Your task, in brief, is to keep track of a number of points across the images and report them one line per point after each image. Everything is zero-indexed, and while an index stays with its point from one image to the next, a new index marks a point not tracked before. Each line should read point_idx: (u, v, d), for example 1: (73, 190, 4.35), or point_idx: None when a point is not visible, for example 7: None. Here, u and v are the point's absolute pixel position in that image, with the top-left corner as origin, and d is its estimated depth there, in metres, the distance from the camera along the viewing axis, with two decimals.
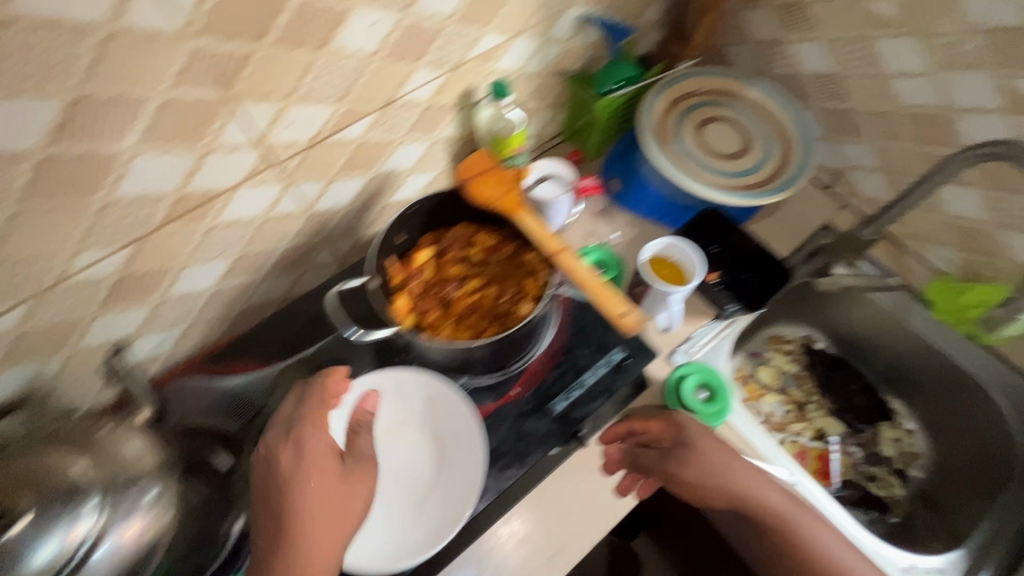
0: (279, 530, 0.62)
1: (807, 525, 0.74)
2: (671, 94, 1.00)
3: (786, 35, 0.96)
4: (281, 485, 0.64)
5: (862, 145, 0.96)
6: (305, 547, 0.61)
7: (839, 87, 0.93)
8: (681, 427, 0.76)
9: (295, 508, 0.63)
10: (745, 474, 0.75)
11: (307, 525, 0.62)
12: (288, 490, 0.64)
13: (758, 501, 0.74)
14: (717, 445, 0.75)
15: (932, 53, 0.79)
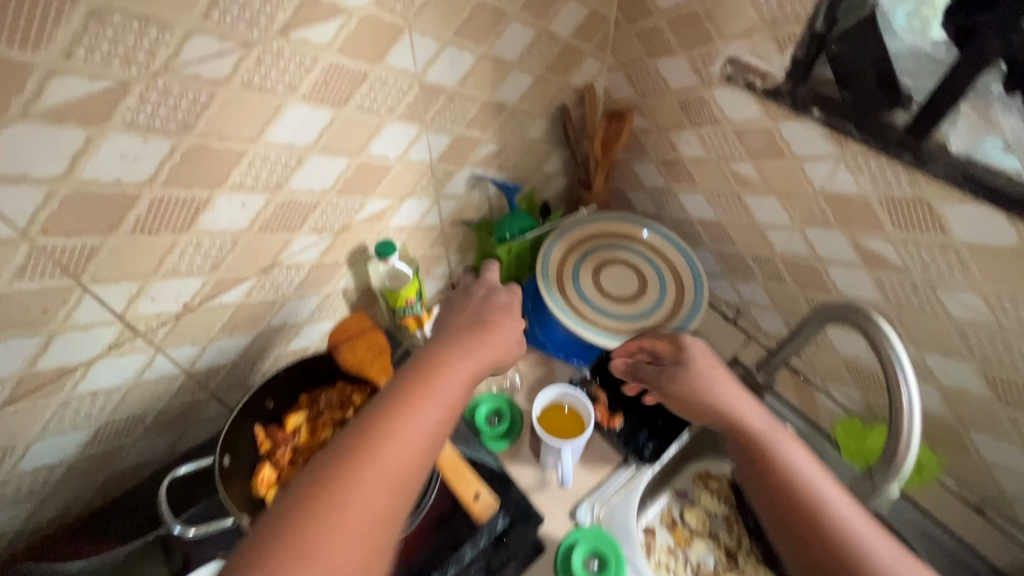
0: (398, 413, 0.57)
1: (777, 438, 0.71)
2: (570, 238, 1.05)
3: (673, 185, 1.03)
4: (412, 378, 0.62)
5: (755, 285, 1.00)
6: (429, 415, 0.58)
7: (726, 234, 0.99)
8: (702, 364, 0.81)
9: (434, 393, 0.60)
10: (712, 381, 0.79)
11: (434, 404, 0.59)
12: (414, 384, 0.61)
13: (759, 421, 0.74)
14: (739, 392, 0.78)
15: (792, 210, 0.84)
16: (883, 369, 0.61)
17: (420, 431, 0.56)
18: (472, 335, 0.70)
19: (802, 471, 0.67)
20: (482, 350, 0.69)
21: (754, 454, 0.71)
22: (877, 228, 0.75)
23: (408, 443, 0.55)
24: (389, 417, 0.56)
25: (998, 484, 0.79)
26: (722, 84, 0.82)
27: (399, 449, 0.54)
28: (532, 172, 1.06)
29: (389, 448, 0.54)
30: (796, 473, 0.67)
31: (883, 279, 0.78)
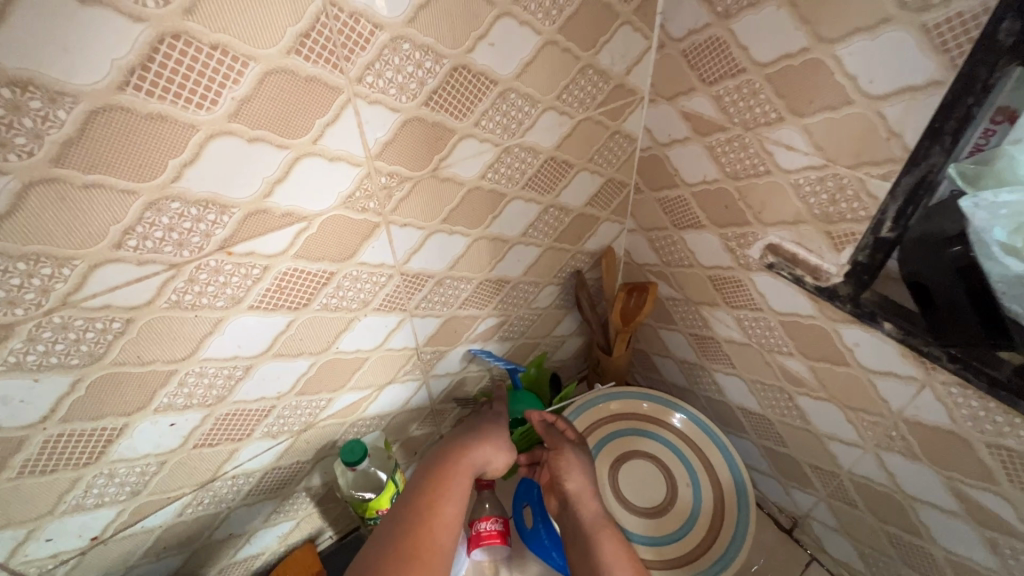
0: (426, 496, 0.63)
1: (606, 552, 0.67)
2: (586, 420, 0.87)
3: (706, 362, 0.88)
4: (434, 462, 0.68)
5: (814, 496, 0.80)
6: (452, 500, 0.64)
7: (774, 430, 0.81)
8: (574, 461, 0.77)
9: (456, 472, 0.67)
10: (575, 480, 0.75)
11: (457, 486, 0.66)
12: (439, 466, 0.67)
13: (601, 532, 0.69)
14: (579, 464, 0.77)
15: (860, 426, 0.67)
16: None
17: (446, 514, 0.62)
18: (460, 443, 0.71)
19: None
20: (497, 441, 0.73)
21: (581, 560, 0.68)
22: (986, 479, 0.56)
23: (443, 524, 0.61)
24: (419, 501, 0.62)
25: None
26: (761, 270, 0.69)
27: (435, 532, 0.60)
28: (541, 337, 0.93)
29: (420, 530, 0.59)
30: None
31: (1000, 543, 0.57)
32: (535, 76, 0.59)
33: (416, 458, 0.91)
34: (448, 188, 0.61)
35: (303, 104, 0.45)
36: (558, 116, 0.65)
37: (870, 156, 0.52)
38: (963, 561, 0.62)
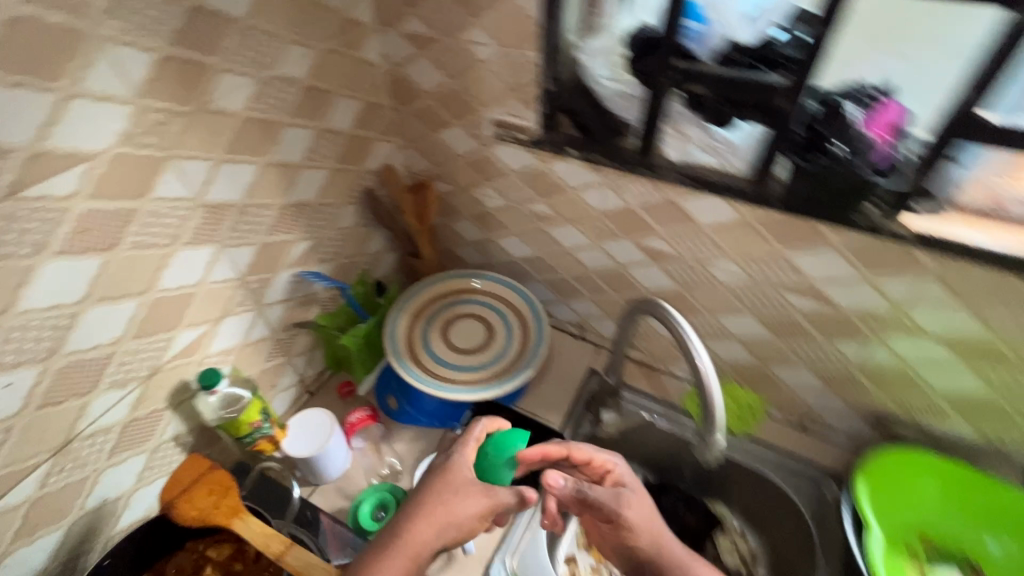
0: (389, 545, 0.69)
1: (680, 554, 0.74)
2: (411, 309, 1.07)
3: (491, 234, 1.12)
4: (418, 512, 0.71)
5: (584, 300, 1.11)
6: (424, 536, 0.70)
7: (546, 264, 1.10)
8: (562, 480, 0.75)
9: (440, 512, 0.71)
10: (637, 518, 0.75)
11: (438, 522, 0.71)
12: (422, 513, 0.71)
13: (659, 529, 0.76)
14: (640, 504, 0.77)
15: (587, 231, 0.97)
16: (682, 348, 0.70)
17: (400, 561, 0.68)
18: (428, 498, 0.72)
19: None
20: (460, 510, 0.72)
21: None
22: (650, 230, 0.89)
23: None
24: (387, 545, 0.69)
25: (803, 401, 0.97)
26: (496, 142, 0.94)
27: None
28: (357, 256, 1.08)
29: (392, 565, 0.68)
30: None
31: (670, 267, 0.93)
32: (269, 14, 0.72)
33: (278, 391, 1.00)
34: (220, 123, 0.71)
35: (52, 49, 0.52)
36: (303, 49, 0.79)
37: (523, 36, 0.78)
38: (661, 293, 0.98)
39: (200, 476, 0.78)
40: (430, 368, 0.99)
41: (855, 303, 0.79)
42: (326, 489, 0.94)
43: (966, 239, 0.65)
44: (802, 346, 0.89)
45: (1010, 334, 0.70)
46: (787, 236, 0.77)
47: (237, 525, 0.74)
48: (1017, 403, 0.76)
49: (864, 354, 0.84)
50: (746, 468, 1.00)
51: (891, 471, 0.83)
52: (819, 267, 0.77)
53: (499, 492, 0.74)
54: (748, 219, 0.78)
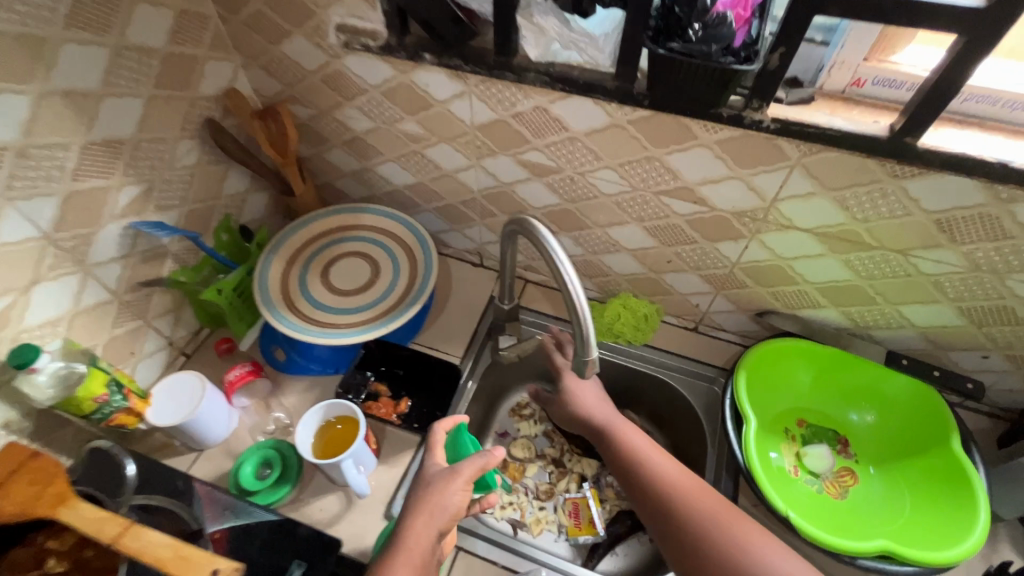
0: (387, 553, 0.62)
1: (637, 445, 0.82)
2: (285, 253, 0.97)
3: (367, 163, 1.02)
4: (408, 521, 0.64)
5: (477, 226, 1.05)
6: (423, 534, 0.63)
7: (431, 191, 1.02)
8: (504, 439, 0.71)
9: (430, 507, 0.65)
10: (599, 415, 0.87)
11: (436, 517, 0.64)
12: (409, 517, 0.64)
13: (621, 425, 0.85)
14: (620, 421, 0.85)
15: (463, 149, 0.89)
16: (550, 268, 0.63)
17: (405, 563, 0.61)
18: (416, 500, 0.66)
19: (671, 481, 0.75)
20: (451, 496, 0.66)
21: (668, 523, 0.73)
22: (526, 142, 0.83)
23: None
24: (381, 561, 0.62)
25: (695, 306, 0.99)
26: (345, 52, 0.82)
27: None
28: (214, 199, 0.95)
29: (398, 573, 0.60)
30: (649, 473, 0.77)
31: (552, 182, 0.87)
32: None
33: (142, 357, 0.90)
34: None
35: None
36: None
37: None
38: (549, 210, 0.93)
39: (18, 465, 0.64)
40: (308, 315, 0.91)
41: (729, 202, 0.77)
42: (211, 452, 0.88)
43: (823, 122, 0.63)
44: (686, 252, 0.88)
45: (869, 218, 0.70)
46: (657, 136, 0.73)
47: (61, 511, 0.60)
48: (878, 285, 0.79)
49: (743, 254, 0.84)
50: (644, 376, 1.03)
51: (767, 361, 0.87)
52: (692, 167, 0.74)
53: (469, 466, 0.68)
54: (618, 121, 0.73)
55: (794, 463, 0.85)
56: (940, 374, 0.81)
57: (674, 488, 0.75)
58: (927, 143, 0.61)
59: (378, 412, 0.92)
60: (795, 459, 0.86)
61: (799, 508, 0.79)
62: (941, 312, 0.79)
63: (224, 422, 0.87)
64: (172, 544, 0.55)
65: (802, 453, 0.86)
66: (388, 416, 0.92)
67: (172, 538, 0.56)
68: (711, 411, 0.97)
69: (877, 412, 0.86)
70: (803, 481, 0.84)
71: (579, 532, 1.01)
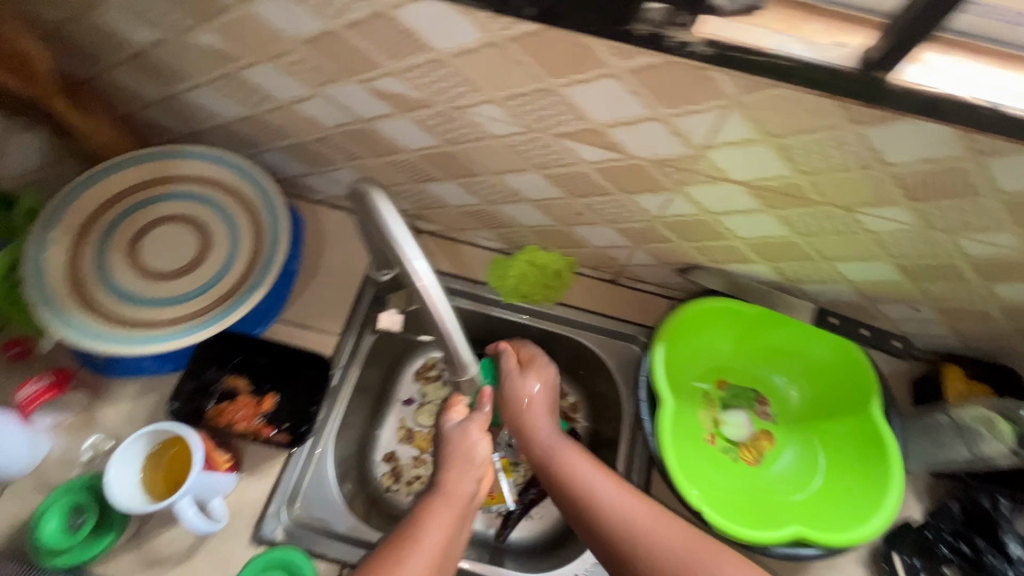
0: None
1: (583, 473, 0.69)
2: (72, 225, 0.72)
3: (172, 88, 0.73)
4: (393, 555, 0.58)
5: (344, 169, 0.82)
6: (460, 483, 0.67)
7: (271, 125, 0.76)
8: (482, 443, 0.70)
9: (418, 541, 0.60)
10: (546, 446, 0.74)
11: (419, 554, 0.59)
12: (393, 553, 0.59)
13: (565, 451, 0.73)
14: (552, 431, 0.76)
15: (293, 72, 0.64)
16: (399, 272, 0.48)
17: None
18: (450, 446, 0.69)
19: (622, 514, 0.65)
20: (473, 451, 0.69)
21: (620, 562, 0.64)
22: (376, 65, 0.59)
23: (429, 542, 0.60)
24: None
25: (613, 258, 0.84)
26: None
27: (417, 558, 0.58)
28: None
29: (432, 529, 0.61)
30: (596, 508, 0.66)
31: (423, 119, 0.65)
32: None
33: None
34: None
35: None
36: None
37: None
38: (425, 153, 0.72)
39: None
40: (111, 314, 0.69)
41: (648, 148, 0.59)
42: (17, 489, 0.69)
43: (773, 45, 0.44)
44: (599, 204, 0.71)
45: (816, 171, 0.55)
46: (551, 61, 0.51)
47: None
48: (815, 242, 0.67)
49: (665, 207, 0.68)
50: (557, 336, 0.91)
51: (687, 326, 0.78)
52: (600, 103, 0.55)
53: (457, 486, 0.66)
54: (495, 39, 0.51)
55: (712, 431, 0.79)
56: (866, 332, 0.72)
57: (622, 522, 0.64)
58: (905, 78, 0.44)
59: (238, 418, 0.76)
60: (714, 427, 0.80)
61: (713, 481, 0.73)
62: (878, 268, 0.68)
63: (14, 459, 0.67)
64: None
65: (720, 420, 0.80)
66: (251, 421, 0.76)
67: None
68: (628, 373, 0.88)
69: (801, 376, 0.80)
70: (721, 451, 0.78)
71: (491, 502, 0.92)
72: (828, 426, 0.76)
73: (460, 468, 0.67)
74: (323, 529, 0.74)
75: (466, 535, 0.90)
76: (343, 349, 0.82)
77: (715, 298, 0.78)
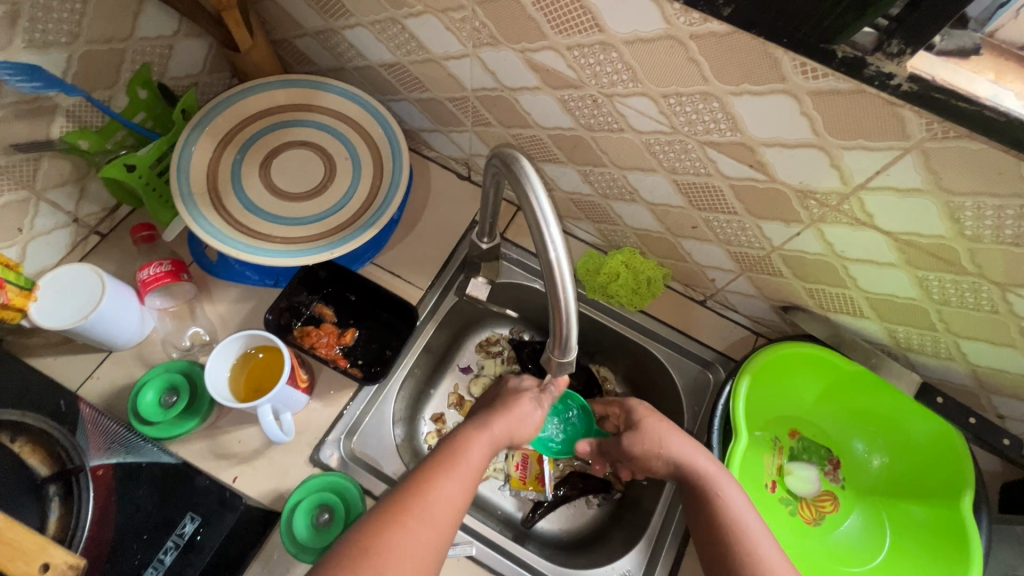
0: (416, 498, 0.55)
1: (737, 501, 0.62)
2: (218, 130, 0.77)
3: (333, 22, 0.77)
4: (430, 471, 0.58)
5: (467, 133, 0.83)
6: (498, 432, 0.65)
7: (413, 77, 0.78)
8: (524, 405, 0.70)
9: (459, 467, 0.60)
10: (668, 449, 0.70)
11: (457, 478, 0.58)
12: (431, 473, 0.58)
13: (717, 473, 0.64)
14: (692, 444, 0.68)
15: (455, 28, 0.65)
16: (536, 244, 0.48)
17: (437, 514, 0.55)
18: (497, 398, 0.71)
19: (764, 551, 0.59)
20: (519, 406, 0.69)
21: None
22: (542, 37, 0.59)
23: (457, 486, 0.58)
24: (409, 508, 0.54)
25: (710, 280, 0.82)
26: None
27: (442, 502, 0.56)
28: (124, 41, 0.71)
29: (463, 471, 0.59)
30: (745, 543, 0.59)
31: (567, 99, 0.65)
32: None
33: (39, 237, 0.74)
34: None
35: None
36: None
37: None
38: (557, 132, 0.71)
39: None
40: (236, 219, 0.74)
41: (798, 176, 0.56)
42: (120, 356, 0.76)
43: (986, 95, 0.41)
44: (718, 222, 0.69)
45: (981, 239, 0.51)
46: (729, 65, 0.50)
47: None
48: (946, 314, 0.62)
49: (791, 240, 0.65)
50: (630, 344, 0.89)
51: (779, 365, 0.75)
52: (762, 118, 0.53)
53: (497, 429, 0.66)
54: (677, 33, 0.50)
55: (775, 478, 0.76)
56: (974, 421, 0.67)
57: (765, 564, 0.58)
58: None
59: (320, 342, 0.79)
60: (777, 474, 0.77)
61: None
62: (1009, 358, 0.62)
63: (127, 329, 0.73)
64: None
65: (786, 470, 0.77)
66: (330, 348, 0.80)
67: None
68: (696, 398, 0.85)
69: (887, 452, 0.76)
70: (780, 500, 0.75)
71: (522, 486, 0.92)
72: (903, 507, 0.73)
73: (508, 415, 0.68)
74: (372, 468, 0.76)
75: (494, 511, 0.91)
76: (426, 304, 0.85)
77: (790, 342, 0.74)
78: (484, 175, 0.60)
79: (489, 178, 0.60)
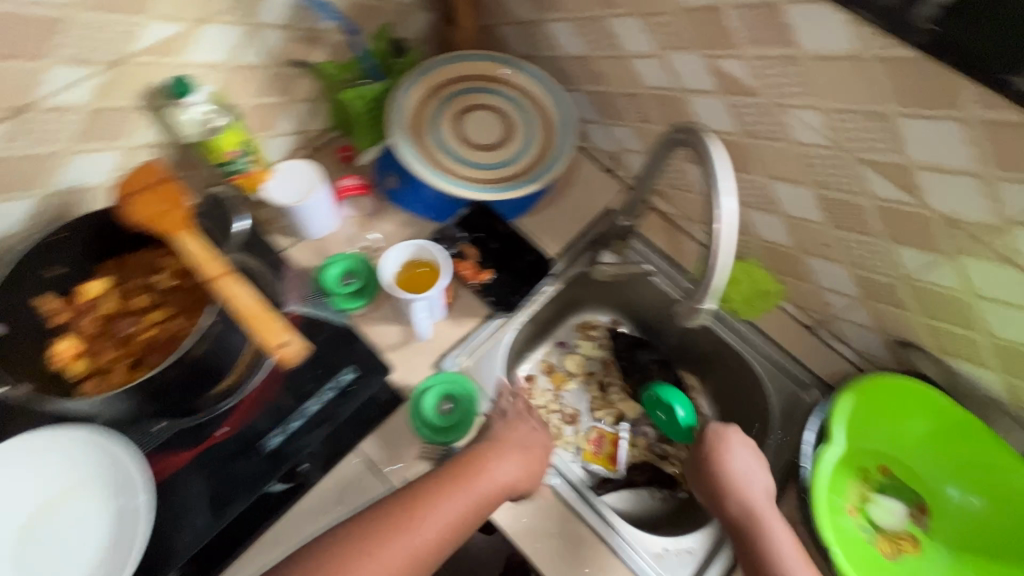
0: (405, 516, 0.65)
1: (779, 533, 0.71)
2: (429, 81, 0.94)
3: (541, 15, 0.91)
4: (427, 492, 0.67)
5: (626, 128, 0.94)
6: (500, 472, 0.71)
7: (595, 71, 0.91)
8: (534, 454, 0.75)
9: (453, 491, 0.67)
10: (741, 474, 0.75)
11: (442, 509, 0.66)
12: (428, 495, 0.67)
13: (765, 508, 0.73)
14: (745, 463, 0.76)
15: (654, 31, 0.76)
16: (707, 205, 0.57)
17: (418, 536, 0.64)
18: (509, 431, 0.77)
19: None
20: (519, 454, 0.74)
21: None
22: (732, 47, 0.69)
23: (437, 517, 0.65)
24: (387, 529, 0.64)
25: (827, 304, 0.85)
26: None
27: (422, 527, 0.64)
28: (381, 0, 0.90)
29: (457, 500, 0.67)
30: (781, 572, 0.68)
31: (738, 105, 0.74)
32: None
33: (275, 136, 0.92)
34: None
35: None
36: None
37: None
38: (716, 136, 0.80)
39: (156, 181, 0.67)
40: (428, 152, 0.89)
41: (948, 203, 0.61)
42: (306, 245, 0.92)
43: None
44: (853, 243, 0.74)
45: None
46: (908, 89, 0.57)
47: (180, 240, 0.67)
48: None
49: (925, 270, 0.69)
50: (729, 350, 0.94)
51: (883, 395, 0.77)
52: (927, 143, 0.59)
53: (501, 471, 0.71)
54: (864, 55, 0.58)
55: (856, 505, 0.78)
56: None
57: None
58: None
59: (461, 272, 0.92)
60: (860, 502, 0.78)
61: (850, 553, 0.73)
62: None
63: (319, 222, 0.89)
64: (256, 302, 0.67)
65: (870, 499, 0.78)
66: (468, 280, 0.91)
67: (256, 297, 0.67)
68: (787, 416, 0.88)
69: (986, 500, 0.74)
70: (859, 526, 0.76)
71: (592, 460, 0.98)
72: (992, 566, 0.72)
73: (512, 457, 0.73)
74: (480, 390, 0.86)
75: None
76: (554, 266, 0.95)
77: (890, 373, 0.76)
78: (652, 151, 0.72)
79: (658, 154, 0.71)
